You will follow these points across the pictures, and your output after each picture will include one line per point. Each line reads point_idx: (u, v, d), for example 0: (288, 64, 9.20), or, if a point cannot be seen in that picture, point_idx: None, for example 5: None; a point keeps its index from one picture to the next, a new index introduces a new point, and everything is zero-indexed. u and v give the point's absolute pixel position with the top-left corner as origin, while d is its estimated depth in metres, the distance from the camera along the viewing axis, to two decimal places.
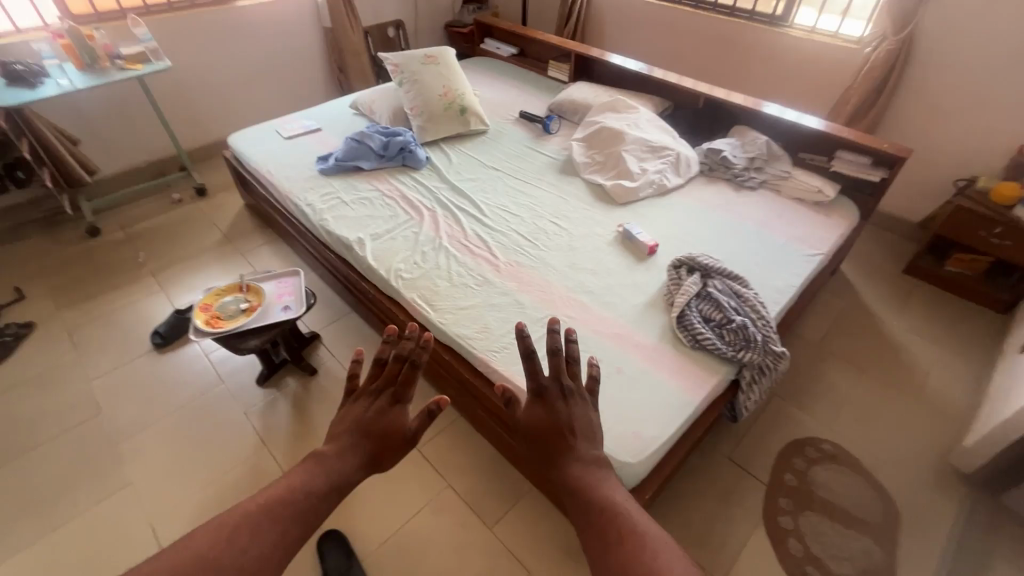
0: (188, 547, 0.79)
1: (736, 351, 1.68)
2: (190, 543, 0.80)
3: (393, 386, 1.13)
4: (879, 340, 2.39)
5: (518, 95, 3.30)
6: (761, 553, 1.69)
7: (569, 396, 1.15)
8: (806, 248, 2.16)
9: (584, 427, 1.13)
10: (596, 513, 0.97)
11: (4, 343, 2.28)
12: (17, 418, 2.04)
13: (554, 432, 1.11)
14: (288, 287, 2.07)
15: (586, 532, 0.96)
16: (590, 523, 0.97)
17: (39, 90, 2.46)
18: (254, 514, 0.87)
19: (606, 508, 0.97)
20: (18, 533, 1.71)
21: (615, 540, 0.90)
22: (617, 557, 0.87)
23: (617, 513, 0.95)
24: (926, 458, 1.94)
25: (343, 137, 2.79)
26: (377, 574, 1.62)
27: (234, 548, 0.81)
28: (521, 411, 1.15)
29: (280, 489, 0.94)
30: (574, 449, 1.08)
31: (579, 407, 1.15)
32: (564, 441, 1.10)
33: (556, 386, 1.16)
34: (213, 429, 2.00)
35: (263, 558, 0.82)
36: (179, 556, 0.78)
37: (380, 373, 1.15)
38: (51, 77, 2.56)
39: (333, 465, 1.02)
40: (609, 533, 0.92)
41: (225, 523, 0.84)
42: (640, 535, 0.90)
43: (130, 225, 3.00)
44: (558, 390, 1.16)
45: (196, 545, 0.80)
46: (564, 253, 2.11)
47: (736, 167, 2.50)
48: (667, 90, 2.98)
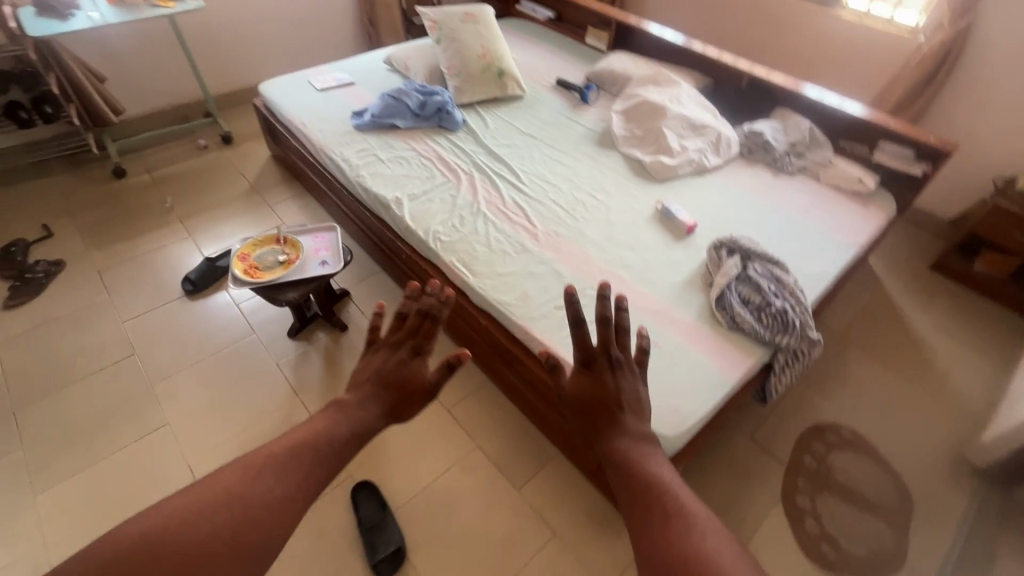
0: (218, 483, 0.74)
1: (773, 335, 1.69)
2: (221, 476, 0.76)
3: (415, 338, 1.05)
4: (903, 334, 2.41)
5: (554, 61, 3.22)
6: (779, 529, 1.75)
7: (617, 366, 1.03)
8: (843, 238, 2.15)
9: (632, 400, 1.01)
10: (642, 492, 0.87)
11: (35, 280, 2.28)
12: (51, 354, 2.06)
13: (600, 403, 1.00)
14: (324, 242, 2.06)
15: (631, 511, 0.86)
16: (635, 502, 0.87)
17: (70, 22, 2.38)
18: (288, 449, 0.83)
19: (655, 489, 0.86)
20: (59, 465, 1.76)
21: (664, 523, 0.80)
22: (663, 540, 0.78)
23: (667, 495, 0.85)
24: (942, 451, 1.99)
25: (377, 93, 2.73)
26: (409, 525, 1.67)
27: (261, 486, 0.76)
28: (565, 379, 1.04)
29: (303, 433, 0.87)
30: (621, 423, 0.98)
31: (627, 379, 1.04)
32: (609, 413, 0.99)
33: (603, 355, 1.03)
34: (246, 377, 2.03)
35: (288, 499, 0.77)
36: (208, 491, 0.73)
37: (402, 326, 1.07)
38: (81, 10, 2.47)
39: (354, 413, 0.94)
40: (656, 514, 0.82)
41: (257, 458, 0.80)
42: (693, 520, 0.80)
43: (156, 169, 2.96)
44: (605, 362, 1.04)
45: (229, 477, 0.76)
46: (602, 226, 2.10)
47: (776, 151, 2.47)
48: (709, 66, 2.91)
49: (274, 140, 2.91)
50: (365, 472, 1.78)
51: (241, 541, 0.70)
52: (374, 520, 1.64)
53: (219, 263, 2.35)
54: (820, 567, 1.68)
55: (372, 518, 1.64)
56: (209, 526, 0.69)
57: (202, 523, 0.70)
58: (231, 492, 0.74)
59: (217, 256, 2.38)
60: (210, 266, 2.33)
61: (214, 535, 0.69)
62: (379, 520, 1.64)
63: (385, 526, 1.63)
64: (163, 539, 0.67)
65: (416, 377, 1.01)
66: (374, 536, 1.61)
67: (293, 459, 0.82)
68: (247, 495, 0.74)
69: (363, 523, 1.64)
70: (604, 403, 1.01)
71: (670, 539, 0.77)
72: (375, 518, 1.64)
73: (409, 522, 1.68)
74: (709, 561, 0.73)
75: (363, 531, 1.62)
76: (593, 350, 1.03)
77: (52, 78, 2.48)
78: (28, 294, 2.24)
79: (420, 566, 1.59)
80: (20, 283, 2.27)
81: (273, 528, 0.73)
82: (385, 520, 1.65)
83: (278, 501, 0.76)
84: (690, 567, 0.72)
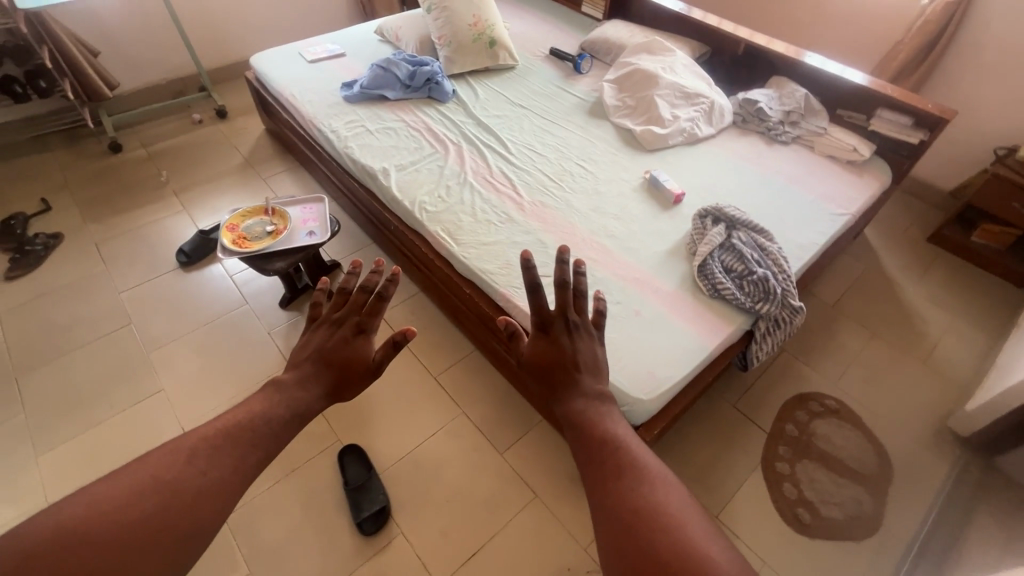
0: (146, 467, 0.70)
1: (754, 303, 1.69)
2: (151, 461, 0.71)
3: (360, 315, 0.98)
4: (895, 305, 2.40)
5: (548, 30, 3.16)
6: (757, 494, 1.78)
7: (574, 329, 1.04)
8: (834, 208, 2.13)
9: (589, 362, 1.02)
10: (596, 447, 0.87)
11: (34, 252, 2.33)
12: (50, 325, 2.11)
13: (557, 366, 1.00)
14: (312, 213, 2.08)
15: (585, 467, 0.87)
16: (589, 458, 0.87)
17: None
18: (229, 428, 0.79)
19: (609, 443, 0.86)
20: (60, 428, 1.82)
21: (614, 475, 0.80)
22: (613, 489, 0.78)
23: (619, 448, 0.85)
24: (926, 420, 2.00)
25: (368, 64, 2.71)
26: (394, 486, 1.73)
27: (195, 471, 0.71)
28: (524, 345, 1.05)
29: (241, 414, 0.82)
30: (578, 384, 0.98)
31: (584, 342, 1.04)
32: (566, 374, 1.00)
33: (561, 319, 1.04)
34: (238, 345, 2.08)
35: (223, 484, 0.73)
36: (135, 477, 0.68)
37: (345, 302, 1.00)
38: None
39: (293, 393, 0.89)
40: (608, 467, 0.82)
41: (194, 441, 0.75)
42: (643, 470, 0.80)
43: (152, 143, 2.98)
44: (563, 325, 1.05)
45: (163, 462, 0.71)
46: (589, 196, 2.10)
47: (770, 120, 2.42)
48: (705, 34, 2.85)
49: (267, 114, 2.91)
50: (352, 436, 1.83)
51: (176, 528, 0.67)
52: (360, 481, 1.69)
53: (211, 235, 2.38)
54: (797, 531, 1.71)
55: (358, 479, 1.69)
56: (140, 517, 0.65)
57: (132, 517, 0.65)
58: (163, 478, 0.69)
59: (210, 228, 2.42)
60: (203, 239, 2.37)
61: (146, 524, 0.65)
62: (364, 482, 1.69)
63: (370, 487, 1.68)
64: (87, 532, 0.62)
65: (359, 356, 0.95)
66: (359, 496, 1.66)
67: (235, 439, 0.78)
68: (179, 481, 0.70)
69: (349, 483, 1.69)
70: (563, 365, 1.01)
71: (619, 489, 0.77)
72: (361, 479, 1.69)
73: (394, 484, 1.73)
74: (655, 507, 0.73)
75: (349, 491, 1.67)
76: (550, 315, 1.04)
77: (44, 52, 2.48)
78: (28, 266, 2.29)
79: (404, 526, 1.64)
80: (19, 256, 2.31)
81: (211, 512, 0.70)
82: (370, 482, 1.69)
83: (216, 485, 0.72)
84: (636, 515, 0.73)
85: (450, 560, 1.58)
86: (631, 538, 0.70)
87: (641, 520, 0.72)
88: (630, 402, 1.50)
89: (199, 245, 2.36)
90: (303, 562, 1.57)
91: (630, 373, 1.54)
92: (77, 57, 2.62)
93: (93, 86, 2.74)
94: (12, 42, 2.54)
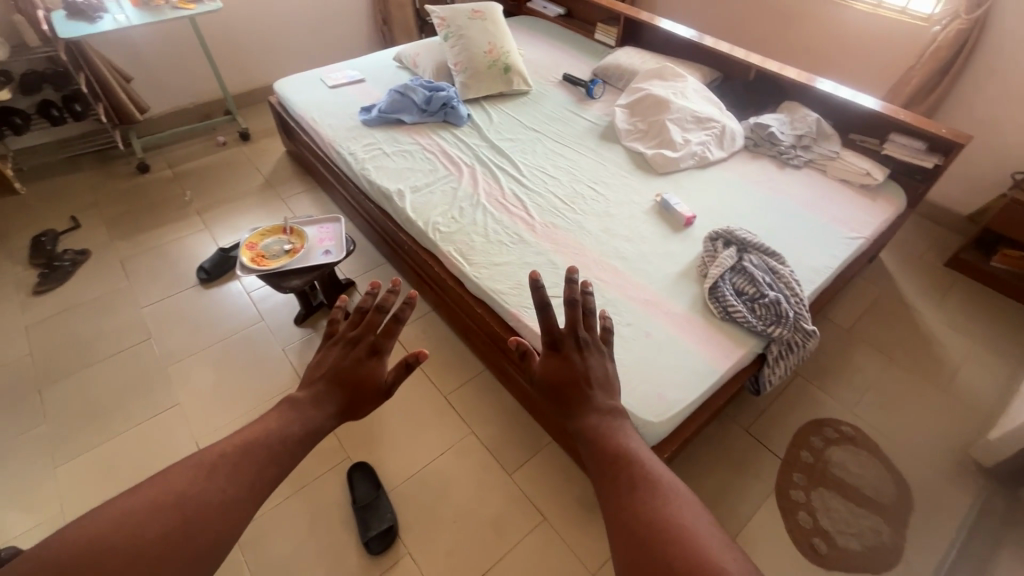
0: (163, 483, 0.69)
1: (766, 326, 1.68)
2: (168, 476, 0.70)
3: (374, 335, 0.96)
4: (912, 330, 2.36)
5: (562, 57, 3.24)
6: (771, 521, 1.74)
7: (584, 346, 1.04)
8: (847, 231, 2.12)
9: (600, 378, 1.02)
10: (609, 462, 0.87)
11: (62, 267, 2.41)
12: (73, 338, 2.17)
13: (568, 383, 1.01)
14: (329, 232, 2.13)
15: (599, 482, 0.87)
16: (603, 473, 0.87)
17: (98, 24, 2.50)
18: (244, 445, 0.78)
19: (622, 457, 0.86)
20: (79, 439, 1.86)
21: (628, 488, 0.80)
22: (627, 504, 0.78)
23: (632, 462, 0.85)
24: (946, 449, 1.94)
25: (386, 89, 2.80)
26: (402, 505, 1.72)
27: (211, 487, 0.70)
28: (535, 363, 1.05)
29: (255, 431, 0.81)
30: (590, 400, 0.98)
31: (595, 359, 1.05)
32: (578, 390, 1.00)
33: (571, 337, 1.05)
34: (254, 361, 2.12)
35: (239, 501, 0.71)
36: (152, 493, 0.67)
37: (361, 321, 0.98)
38: (108, 13, 2.59)
39: (305, 413, 0.88)
40: (621, 481, 0.82)
41: (210, 457, 0.74)
42: (657, 482, 0.80)
43: (178, 164, 3.09)
44: (573, 343, 1.05)
45: (174, 481, 0.69)
46: (600, 218, 2.12)
47: (782, 144, 2.44)
48: (716, 61, 2.89)
49: (288, 138, 3.01)
50: (362, 454, 1.84)
51: (184, 552, 0.64)
52: (367, 500, 1.69)
53: (230, 253, 2.45)
54: (813, 562, 1.66)
55: (365, 498, 1.69)
56: (146, 540, 0.63)
57: (138, 541, 0.63)
58: (174, 497, 0.67)
59: (229, 246, 2.49)
60: (223, 256, 2.44)
61: (152, 549, 0.63)
62: (372, 501, 1.69)
63: (377, 507, 1.68)
64: (99, 552, 0.61)
65: (373, 378, 0.94)
66: (366, 515, 1.66)
67: (248, 456, 0.77)
68: (195, 497, 0.68)
69: (357, 503, 1.69)
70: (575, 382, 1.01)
71: (633, 503, 0.77)
72: (369, 499, 1.69)
73: (402, 503, 1.73)
74: (669, 519, 0.73)
75: (356, 510, 1.67)
76: (560, 332, 1.05)
77: (81, 77, 2.61)
78: (56, 281, 2.37)
79: (412, 546, 1.63)
80: (48, 271, 2.40)
81: (226, 529, 0.68)
82: (378, 502, 1.69)
83: (225, 504, 0.70)
84: (651, 528, 0.72)
85: None
86: (646, 552, 0.70)
87: (656, 532, 0.72)
88: (640, 424, 1.49)
89: (219, 262, 2.43)
90: None
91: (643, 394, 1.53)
92: (111, 82, 2.75)
93: (125, 110, 2.86)
94: (52, 69, 2.69)
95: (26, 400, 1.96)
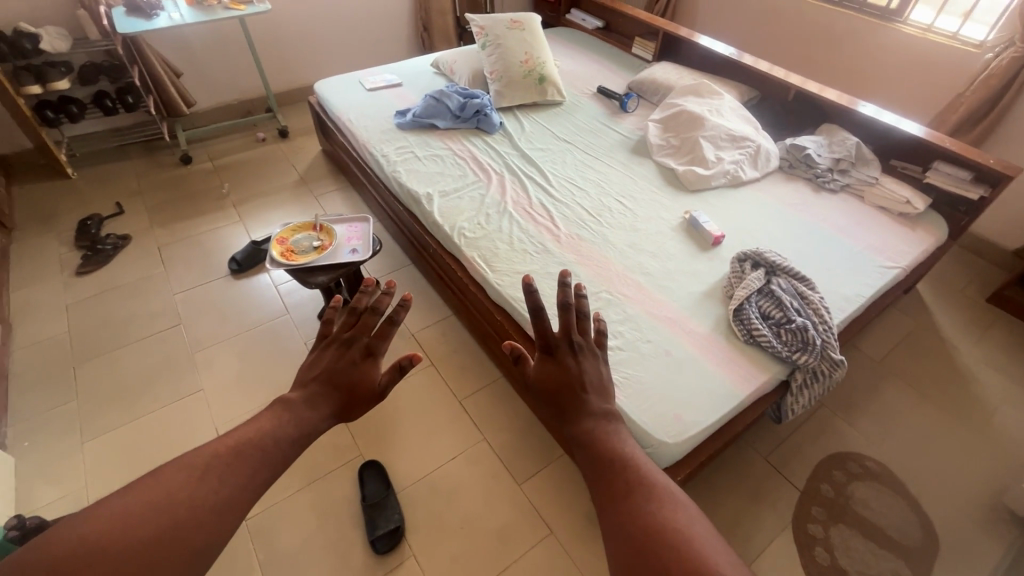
0: (156, 484, 0.66)
1: (791, 352, 1.63)
2: (162, 477, 0.67)
3: (368, 336, 0.95)
4: (947, 367, 2.26)
5: (598, 69, 3.24)
6: (785, 554, 1.68)
7: (581, 350, 1.01)
8: (883, 260, 2.05)
9: (596, 382, 1.00)
10: (607, 468, 0.84)
11: (104, 251, 2.52)
12: (110, 319, 2.27)
13: (563, 387, 0.98)
14: (357, 232, 2.17)
15: (594, 487, 0.84)
16: (599, 478, 0.84)
17: (154, 21, 2.61)
18: (241, 446, 0.76)
19: (621, 464, 0.84)
20: (107, 417, 1.93)
21: (626, 495, 0.78)
22: (624, 511, 0.75)
23: (632, 472, 0.82)
24: (977, 493, 1.85)
25: (422, 94, 2.85)
26: (410, 506, 1.73)
27: (205, 488, 0.68)
28: (529, 366, 1.03)
29: (250, 431, 0.79)
30: (585, 404, 0.96)
31: (589, 363, 1.03)
32: (578, 394, 0.97)
33: (568, 341, 1.02)
34: (277, 353, 2.17)
35: (234, 503, 0.69)
36: (144, 494, 0.65)
37: (355, 322, 0.97)
38: (164, 10, 2.71)
39: (299, 413, 0.86)
40: (617, 487, 0.80)
41: (206, 457, 0.71)
42: (656, 492, 0.77)
43: (218, 157, 3.20)
44: (568, 347, 1.03)
45: (171, 479, 0.67)
46: (626, 232, 2.11)
47: (819, 167, 2.38)
48: (755, 80, 2.85)
49: (325, 137, 3.08)
50: (375, 452, 1.86)
51: (177, 556, 0.62)
52: (376, 499, 1.70)
53: (262, 246, 2.52)
54: None
55: (374, 497, 1.71)
56: (141, 539, 0.61)
57: (137, 545, 0.61)
58: (173, 497, 0.65)
59: (262, 240, 2.56)
60: (255, 249, 2.51)
61: (148, 547, 0.61)
62: (380, 500, 1.70)
63: (385, 507, 1.69)
64: (91, 556, 0.58)
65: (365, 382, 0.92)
66: (374, 513, 1.67)
67: (251, 456, 0.75)
68: (188, 500, 0.66)
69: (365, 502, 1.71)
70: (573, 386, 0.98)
71: (631, 509, 0.75)
72: (377, 498, 1.70)
73: (410, 504, 1.73)
74: (668, 532, 0.70)
75: (364, 508, 1.69)
76: (557, 335, 1.02)
77: (135, 71, 2.74)
78: (97, 263, 2.48)
79: (417, 548, 1.64)
80: (91, 253, 2.51)
81: (222, 532, 0.66)
82: (386, 501, 1.70)
83: (221, 508, 0.68)
84: (650, 536, 0.70)
85: None
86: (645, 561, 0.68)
87: (655, 542, 0.69)
88: (654, 444, 1.46)
89: (251, 254, 2.50)
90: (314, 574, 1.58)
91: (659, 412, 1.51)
92: (162, 77, 2.87)
93: (174, 103, 2.98)
94: (109, 61, 2.82)
95: (61, 376, 2.05)
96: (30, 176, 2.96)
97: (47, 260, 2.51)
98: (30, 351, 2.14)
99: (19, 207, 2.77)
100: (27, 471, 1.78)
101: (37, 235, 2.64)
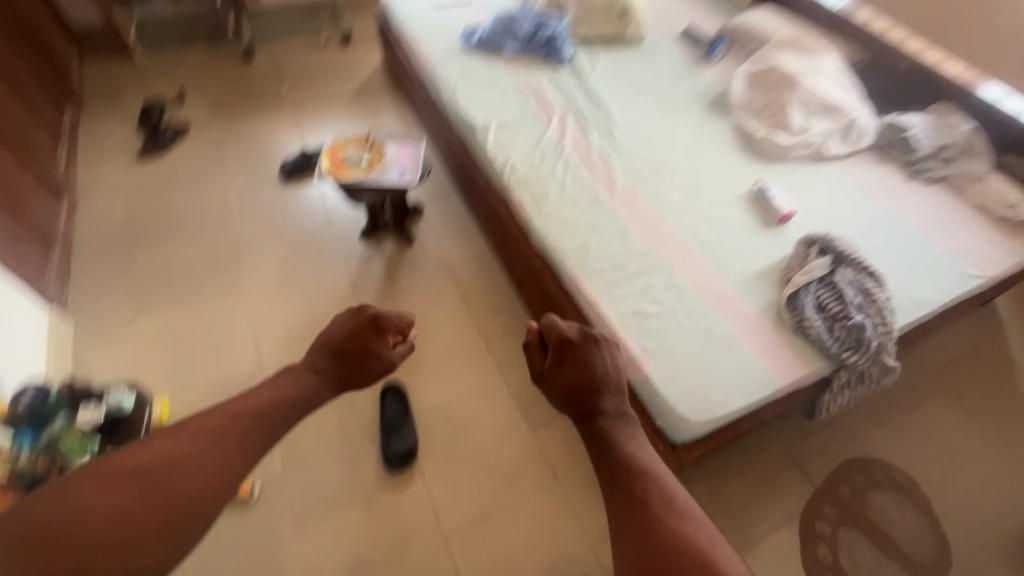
0: (156, 448, 0.82)
1: (841, 350, 1.53)
2: (154, 449, 0.82)
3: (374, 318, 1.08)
4: (1009, 390, 2.09)
5: (689, 7, 2.93)
6: (785, 545, 1.67)
7: (591, 342, 1.02)
8: (968, 267, 1.85)
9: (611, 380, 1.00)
10: (621, 471, 0.86)
11: (164, 138, 2.57)
12: (164, 207, 2.34)
13: (580, 386, 0.97)
14: (406, 154, 2.09)
15: (606, 489, 0.87)
16: (612, 481, 0.87)
17: None
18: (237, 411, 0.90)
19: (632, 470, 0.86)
20: (156, 299, 2.04)
21: (640, 503, 0.82)
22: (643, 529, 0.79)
23: (642, 478, 0.85)
24: (1006, 524, 1.76)
25: (493, 14, 2.66)
26: (425, 431, 1.79)
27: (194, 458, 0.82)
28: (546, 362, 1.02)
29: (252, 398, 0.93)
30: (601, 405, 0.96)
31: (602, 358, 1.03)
32: (590, 390, 0.98)
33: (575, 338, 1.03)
34: (316, 264, 2.21)
35: (221, 466, 0.84)
36: (150, 453, 0.81)
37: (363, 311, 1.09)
38: None
39: (300, 382, 0.99)
40: (636, 494, 0.82)
41: (200, 425, 0.86)
42: (670, 499, 0.82)
43: (280, 56, 3.14)
44: (584, 344, 1.03)
45: (169, 448, 0.82)
46: (687, 194, 1.97)
47: (918, 152, 2.12)
48: (867, 40, 2.51)
49: (387, 47, 2.95)
50: (398, 375, 1.91)
51: (163, 508, 0.78)
52: (393, 421, 1.76)
53: (313, 156, 2.50)
54: None
55: (392, 419, 1.76)
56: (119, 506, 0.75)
57: (138, 511, 0.76)
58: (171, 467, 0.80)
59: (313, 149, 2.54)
60: (306, 157, 2.50)
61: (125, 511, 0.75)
62: (397, 423, 1.75)
63: (402, 430, 1.74)
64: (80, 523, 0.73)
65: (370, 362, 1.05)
66: (390, 434, 1.73)
67: (241, 424, 0.89)
68: (178, 467, 0.81)
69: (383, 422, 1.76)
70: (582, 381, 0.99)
71: (649, 523, 0.78)
72: (395, 421, 1.76)
73: (425, 430, 1.79)
74: (683, 539, 0.77)
75: (382, 428, 1.75)
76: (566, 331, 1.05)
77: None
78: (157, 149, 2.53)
79: (426, 471, 1.71)
80: (152, 139, 2.56)
81: (208, 501, 0.81)
82: (403, 425, 1.75)
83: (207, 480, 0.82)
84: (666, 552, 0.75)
85: (459, 517, 1.63)
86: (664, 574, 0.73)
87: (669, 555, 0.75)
88: (675, 418, 1.43)
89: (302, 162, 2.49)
90: (329, 478, 1.67)
91: (686, 388, 1.46)
92: None
93: None
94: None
95: (117, 254, 2.16)
96: (100, 52, 2.99)
97: (111, 139, 2.58)
98: (92, 226, 2.25)
99: (89, 83, 2.83)
100: (84, 337, 1.93)
101: (104, 114, 2.70)
